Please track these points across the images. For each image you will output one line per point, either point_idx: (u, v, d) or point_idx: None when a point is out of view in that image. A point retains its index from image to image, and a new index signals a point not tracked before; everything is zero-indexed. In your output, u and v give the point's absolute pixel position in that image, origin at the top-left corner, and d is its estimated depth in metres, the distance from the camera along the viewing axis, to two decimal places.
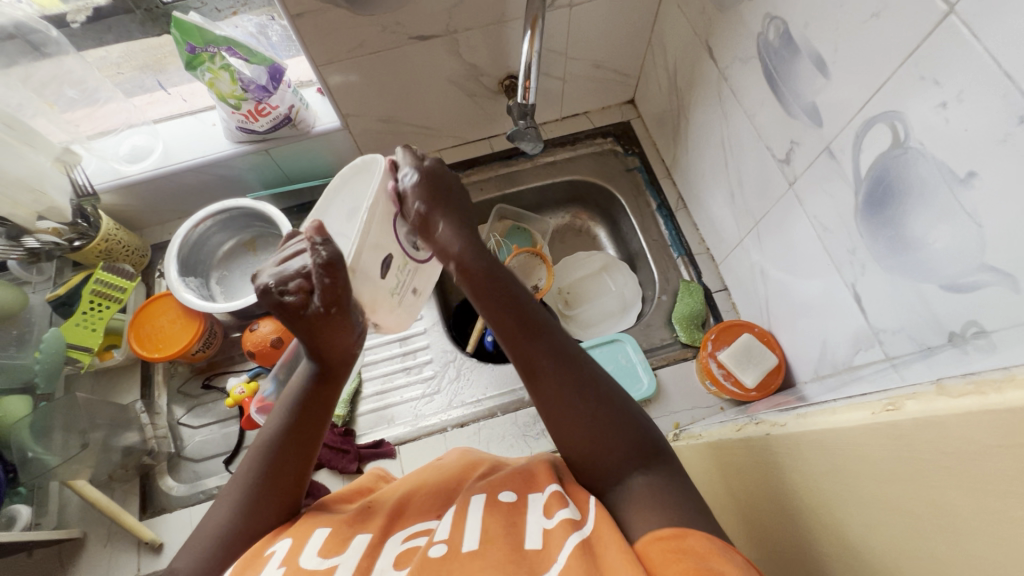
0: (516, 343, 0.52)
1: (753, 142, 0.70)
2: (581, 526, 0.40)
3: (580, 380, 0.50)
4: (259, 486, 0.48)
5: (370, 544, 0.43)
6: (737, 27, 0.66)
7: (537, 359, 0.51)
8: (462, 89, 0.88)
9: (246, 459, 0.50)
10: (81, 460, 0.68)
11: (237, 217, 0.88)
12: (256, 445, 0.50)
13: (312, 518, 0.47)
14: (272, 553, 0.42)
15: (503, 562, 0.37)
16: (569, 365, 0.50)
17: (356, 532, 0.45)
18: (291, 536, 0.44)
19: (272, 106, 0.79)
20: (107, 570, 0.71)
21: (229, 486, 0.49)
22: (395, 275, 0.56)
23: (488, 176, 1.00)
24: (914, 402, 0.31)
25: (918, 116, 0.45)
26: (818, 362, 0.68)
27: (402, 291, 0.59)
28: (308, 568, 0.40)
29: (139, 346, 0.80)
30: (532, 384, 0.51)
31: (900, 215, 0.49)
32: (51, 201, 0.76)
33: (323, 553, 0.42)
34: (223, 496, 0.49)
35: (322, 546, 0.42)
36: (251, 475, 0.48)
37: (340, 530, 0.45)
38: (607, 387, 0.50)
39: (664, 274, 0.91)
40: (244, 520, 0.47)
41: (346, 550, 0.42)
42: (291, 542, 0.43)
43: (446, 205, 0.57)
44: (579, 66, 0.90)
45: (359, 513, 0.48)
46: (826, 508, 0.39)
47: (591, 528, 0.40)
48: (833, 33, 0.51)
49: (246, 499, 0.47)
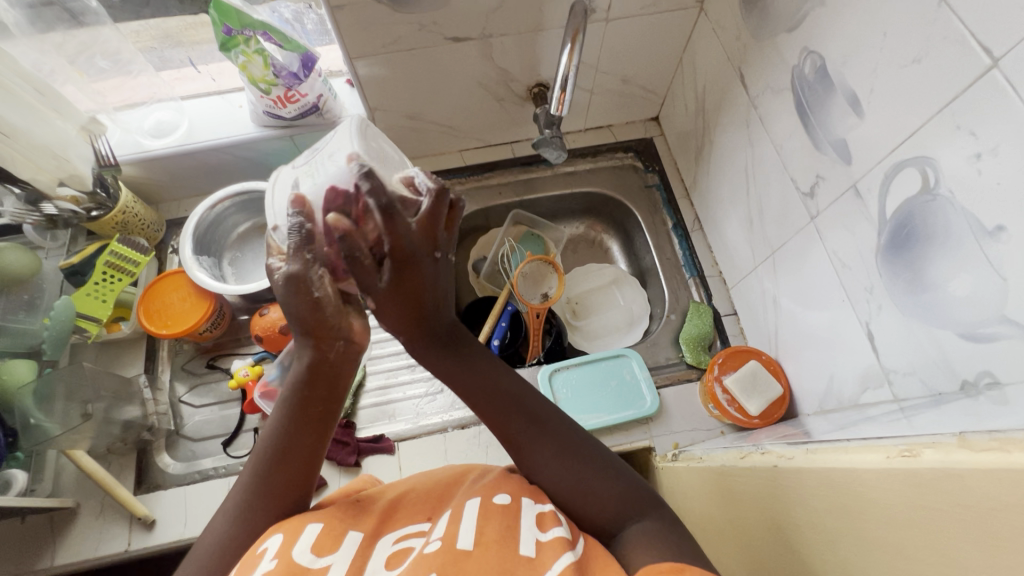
0: (493, 419, 0.52)
1: (778, 171, 0.70)
2: (573, 547, 0.40)
3: (569, 446, 0.50)
4: (260, 495, 0.47)
5: (361, 544, 0.42)
6: (772, 57, 0.67)
7: (514, 431, 0.51)
8: (491, 93, 0.88)
9: (244, 469, 0.49)
10: (80, 432, 0.69)
11: (255, 199, 0.88)
12: (254, 452, 0.49)
13: (299, 516, 0.45)
14: (264, 551, 0.40)
15: (501, 564, 0.38)
16: (546, 431, 0.51)
17: (349, 528, 0.44)
18: (282, 532, 0.42)
19: (302, 94, 0.80)
20: (97, 541, 0.71)
21: (231, 491, 0.49)
22: (305, 176, 0.49)
23: (507, 180, 1.00)
24: (932, 451, 0.32)
25: (951, 164, 0.45)
26: (824, 396, 0.68)
27: (322, 167, 0.48)
28: (301, 565, 0.39)
29: (148, 321, 0.80)
30: (520, 459, 0.51)
31: (920, 258, 0.50)
32: (74, 169, 0.76)
33: (315, 550, 0.41)
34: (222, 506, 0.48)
35: (316, 541, 0.41)
36: (249, 490, 0.47)
37: (333, 525, 0.44)
38: (587, 447, 0.51)
39: (674, 293, 0.92)
40: (245, 522, 0.47)
41: (340, 548, 0.41)
42: (283, 538, 0.41)
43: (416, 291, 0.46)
44: (609, 80, 0.90)
45: (350, 509, 0.47)
46: (833, 548, 0.39)
47: (582, 552, 0.41)
48: (871, 74, 0.52)
49: (244, 505, 0.47)
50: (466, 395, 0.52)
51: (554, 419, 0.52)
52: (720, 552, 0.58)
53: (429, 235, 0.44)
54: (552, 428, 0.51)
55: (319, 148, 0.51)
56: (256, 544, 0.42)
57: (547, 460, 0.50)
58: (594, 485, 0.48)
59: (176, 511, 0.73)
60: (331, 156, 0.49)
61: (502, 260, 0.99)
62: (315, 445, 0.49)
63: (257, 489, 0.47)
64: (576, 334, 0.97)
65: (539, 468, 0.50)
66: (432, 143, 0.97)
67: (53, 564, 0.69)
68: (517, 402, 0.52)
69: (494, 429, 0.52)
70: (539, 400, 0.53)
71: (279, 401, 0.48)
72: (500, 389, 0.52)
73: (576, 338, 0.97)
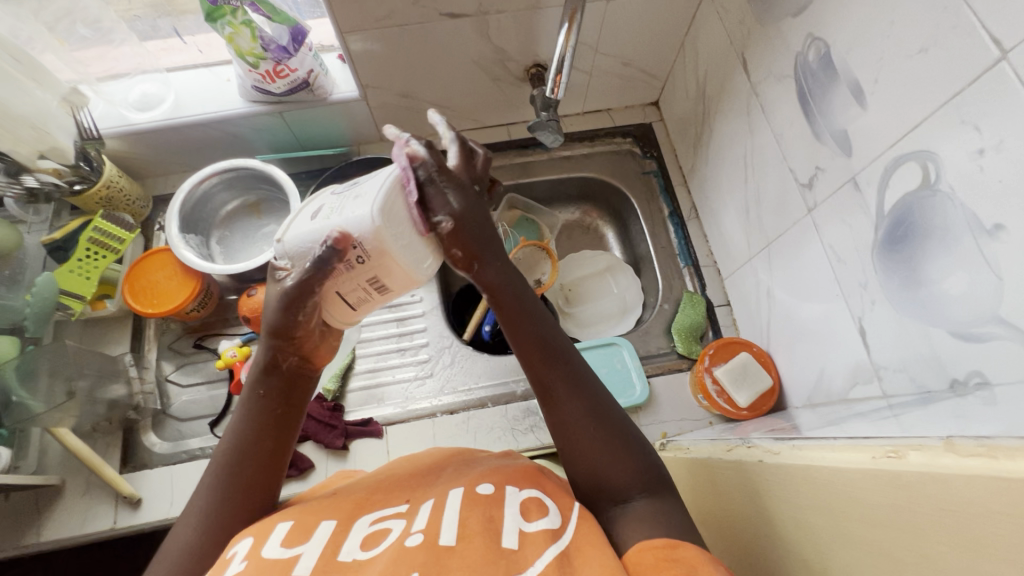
0: (536, 366, 0.48)
1: (778, 161, 0.69)
2: (559, 537, 0.38)
3: (598, 407, 0.47)
4: (229, 494, 0.45)
5: (335, 532, 0.40)
6: (776, 43, 0.65)
7: (554, 380, 0.47)
8: (487, 73, 0.86)
9: (209, 467, 0.47)
10: (64, 410, 0.68)
11: (245, 177, 0.86)
12: (212, 461, 0.47)
13: (271, 515, 0.44)
14: (234, 555, 0.39)
15: (481, 563, 0.35)
16: (583, 389, 0.47)
17: (323, 519, 0.42)
18: (253, 534, 0.41)
19: (291, 69, 0.77)
20: (83, 518, 0.71)
21: (193, 498, 0.46)
22: (334, 205, 0.43)
23: (502, 163, 0.99)
24: (918, 453, 0.32)
25: (952, 159, 0.44)
26: (813, 390, 0.68)
27: (342, 209, 0.42)
28: (270, 559, 0.37)
29: (133, 300, 0.79)
30: (552, 408, 0.47)
31: (917, 254, 0.49)
32: (54, 141, 0.74)
33: (286, 543, 0.39)
34: (185, 513, 0.46)
35: (286, 537, 0.40)
36: (219, 490, 0.45)
37: (304, 521, 0.42)
38: (615, 416, 0.47)
39: (668, 283, 0.92)
40: (215, 527, 0.44)
41: (312, 538, 0.40)
42: (253, 540, 0.40)
43: (491, 240, 0.47)
44: (609, 62, 0.88)
45: (325, 503, 0.46)
46: (812, 543, 0.39)
47: (569, 538, 0.38)
48: (876, 64, 0.50)
49: (213, 507, 0.45)
50: (517, 339, 0.48)
51: (593, 379, 0.49)
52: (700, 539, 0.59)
53: (473, 175, 0.49)
54: (590, 392, 0.47)
55: (357, 182, 0.45)
56: (226, 550, 0.41)
57: (576, 423, 0.46)
58: (610, 452, 0.45)
59: (163, 490, 0.73)
60: (359, 197, 0.42)
61: None
62: (283, 438, 0.48)
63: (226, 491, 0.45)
64: (569, 321, 0.97)
65: (568, 428, 0.46)
66: (427, 124, 0.95)
67: (39, 540, 0.69)
68: (562, 354, 0.48)
69: (529, 372, 0.48)
70: (583, 362, 0.49)
71: (239, 407, 0.48)
72: (551, 336, 0.48)
73: (568, 325, 0.96)
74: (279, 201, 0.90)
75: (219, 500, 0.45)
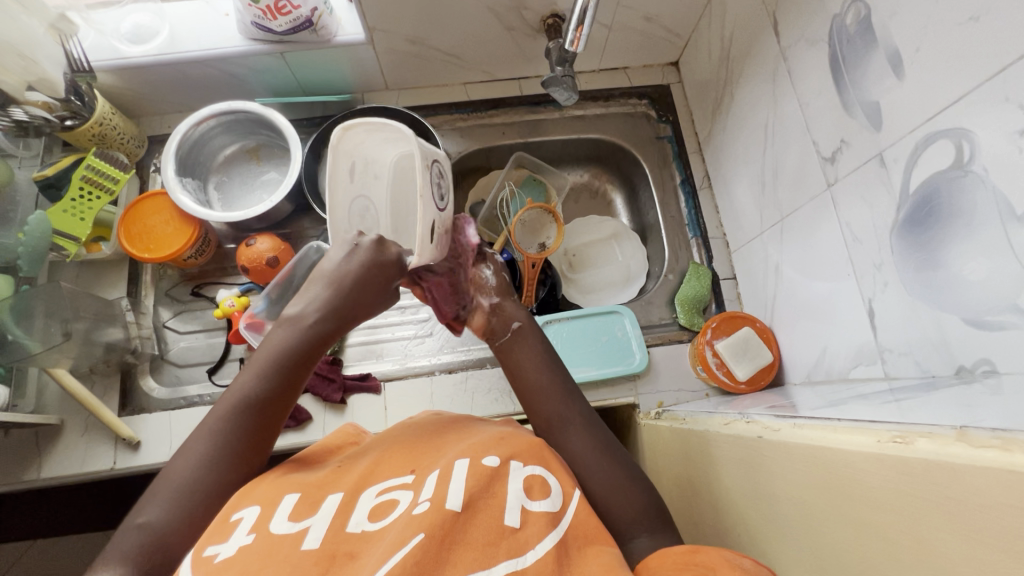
0: (548, 398, 0.55)
1: (800, 131, 0.66)
2: (558, 523, 0.38)
3: (607, 442, 0.51)
4: (230, 440, 0.45)
5: (343, 502, 0.40)
6: (812, 4, 0.61)
7: (564, 413, 0.53)
8: (501, 21, 0.81)
9: (220, 406, 0.47)
10: (61, 351, 0.68)
11: (243, 120, 0.83)
12: (226, 399, 0.47)
13: (272, 480, 0.44)
14: (239, 520, 0.38)
15: (483, 546, 0.35)
16: (593, 427, 0.53)
17: (327, 493, 0.42)
18: (258, 501, 0.41)
19: (294, 6, 0.72)
20: (83, 457, 0.72)
21: (191, 437, 0.46)
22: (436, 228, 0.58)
23: (513, 120, 0.95)
24: (927, 441, 0.31)
25: (992, 143, 0.42)
26: (813, 367, 0.68)
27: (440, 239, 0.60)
28: (278, 535, 0.37)
29: (129, 244, 0.77)
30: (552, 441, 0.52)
31: (942, 238, 0.47)
32: (43, 72, 0.70)
33: (293, 516, 0.39)
34: (184, 451, 0.45)
35: (293, 509, 0.39)
36: (225, 434, 0.46)
37: (310, 493, 0.42)
38: (624, 450, 0.51)
39: (674, 253, 0.90)
40: (215, 472, 0.44)
41: (318, 512, 0.39)
42: (260, 509, 0.40)
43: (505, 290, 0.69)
44: (630, 16, 0.83)
45: (328, 475, 0.45)
46: (810, 520, 0.40)
47: (567, 525, 0.39)
48: (920, 30, 0.47)
49: (216, 451, 0.45)
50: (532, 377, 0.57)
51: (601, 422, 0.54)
52: (691, 506, 0.60)
53: None
54: (598, 429, 0.53)
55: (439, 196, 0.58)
56: (230, 508, 0.41)
57: (585, 451, 0.50)
58: (623, 483, 0.47)
59: (162, 434, 0.73)
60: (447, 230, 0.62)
61: (501, 205, 0.94)
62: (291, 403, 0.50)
63: (229, 437, 0.46)
64: (571, 287, 0.96)
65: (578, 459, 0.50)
66: (435, 73, 0.91)
67: (40, 475, 0.71)
68: (572, 393, 0.56)
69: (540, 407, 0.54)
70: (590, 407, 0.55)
71: (265, 357, 0.49)
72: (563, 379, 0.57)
73: (570, 291, 0.95)
74: (280, 149, 0.87)
75: (224, 444, 0.45)
